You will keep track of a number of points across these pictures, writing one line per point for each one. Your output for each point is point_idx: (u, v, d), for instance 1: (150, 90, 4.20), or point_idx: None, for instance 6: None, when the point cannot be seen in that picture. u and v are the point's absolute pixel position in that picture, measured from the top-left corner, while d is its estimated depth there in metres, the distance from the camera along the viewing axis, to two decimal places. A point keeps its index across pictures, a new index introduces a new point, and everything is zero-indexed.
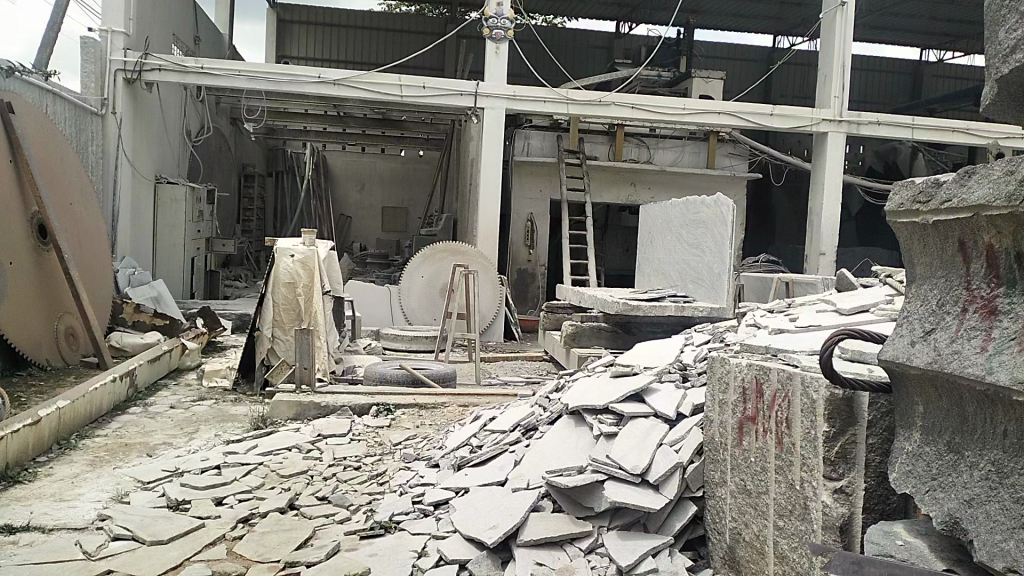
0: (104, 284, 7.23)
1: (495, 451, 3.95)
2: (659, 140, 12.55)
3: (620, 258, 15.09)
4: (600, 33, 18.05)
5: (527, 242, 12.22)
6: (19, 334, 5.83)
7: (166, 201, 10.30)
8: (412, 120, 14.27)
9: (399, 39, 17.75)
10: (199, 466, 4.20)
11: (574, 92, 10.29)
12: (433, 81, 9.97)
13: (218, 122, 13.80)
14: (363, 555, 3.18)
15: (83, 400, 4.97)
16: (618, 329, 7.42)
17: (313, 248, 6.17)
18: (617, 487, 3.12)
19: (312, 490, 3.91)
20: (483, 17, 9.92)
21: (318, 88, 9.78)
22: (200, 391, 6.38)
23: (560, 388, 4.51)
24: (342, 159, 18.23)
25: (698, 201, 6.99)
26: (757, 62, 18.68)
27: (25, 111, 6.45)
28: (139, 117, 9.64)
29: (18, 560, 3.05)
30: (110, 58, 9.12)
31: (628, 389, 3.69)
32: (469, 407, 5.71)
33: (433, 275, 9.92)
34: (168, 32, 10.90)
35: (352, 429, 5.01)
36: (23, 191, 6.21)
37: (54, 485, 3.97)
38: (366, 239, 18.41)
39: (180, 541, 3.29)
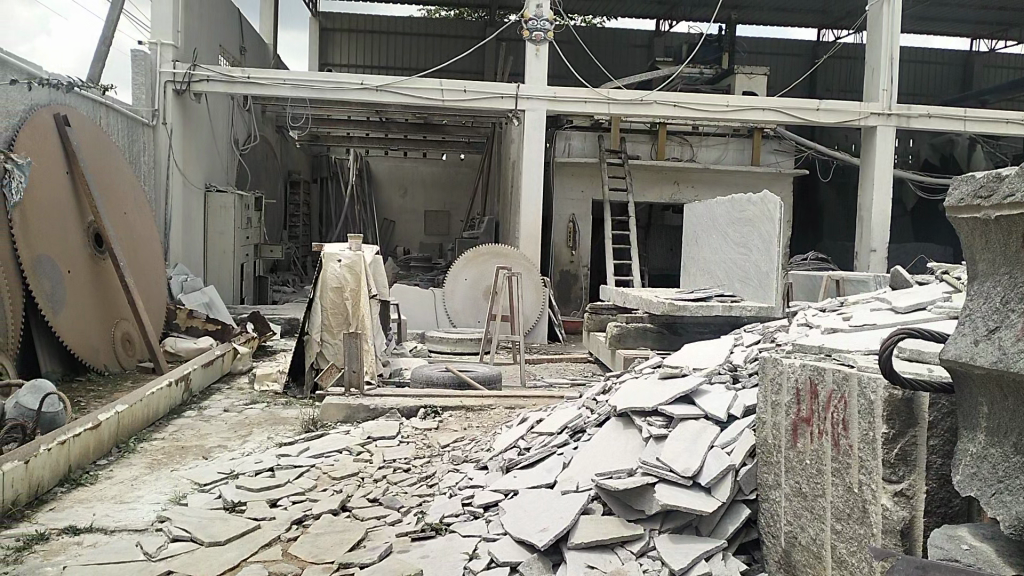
0: (158, 290, 7.41)
1: (544, 453, 3.94)
2: (701, 137, 12.42)
3: (664, 258, 14.96)
4: (639, 32, 17.96)
5: (570, 243, 12.19)
6: (78, 340, 6.01)
7: (216, 209, 10.55)
8: (454, 124, 14.37)
9: (439, 44, 17.92)
10: (254, 468, 4.27)
11: (615, 92, 10.22)
12: (474, 85, 10.01)
13: (264, 130, 14.06)
14: (415, 557, 3.20)
15: (140, 404, 5.11)
16: (664, 330, 7.36)
17: (360, 252, 6.28)
18: (668, 490, 3.09)
19: (363, 492, 3.95)
20: (522, 19, 10.01)
21: (361, 94, 9.88)
22: (253, 393, 6.50)
23: (608, 390, 4.47)
24: (385, 164, 18.46)
25: (744, 199, 6.90)
26: (802, 57, 18.39)
27: (79, 124, 6.63)
28: (188, 127, 9.87)
29: (83, 560, 3.14)
30: (159, 70, 9.34)
31: (677, 391, 3.65)
32: (516, 409, 5.71)
33: (477, 279, 9.98)
34: (215, 43, 11.15)
35: (400, 431, 5.05)
36: (80, 202, 6.40)
37: (114, 487, 4.08)
38: (409, 243, 18.58)
39: (236, 542, 3.35)
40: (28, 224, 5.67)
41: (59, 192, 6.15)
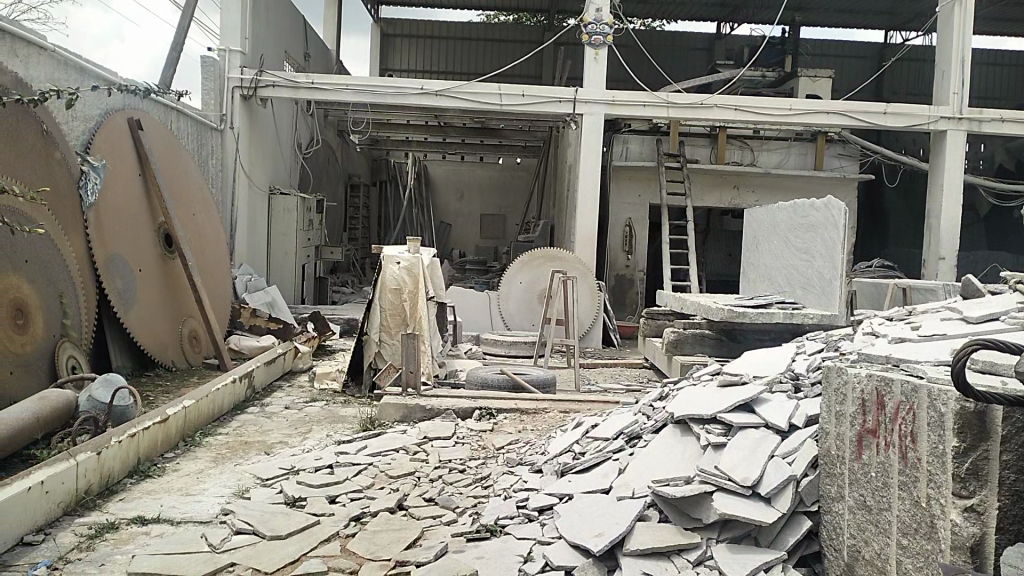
0: (223, 289, 7.63)
1: (599, 459, 3.91)
2: (762, 141, 12.22)
3: (722, 263, 14.75)
4: (700, 35, 17.75)
5: (626, 247, 12.11)
6: (149, 337, 6.23)
7: (279, 211, 10.81)
8: (510, 128, 14.45)
9: (498, 49, 18.04)
10: (314, 465, 4.36)
11: (675, 96, 10.09)
12: (532, 89, 10.01)
13: (326, 134, 14.36)
14: (470, 557, 3.22)
15: (206, 400, 5.26)
16: (723, 337, 7.25)
17: (418, 255, 6.37)
18: (727, 499, 3.04)
19: (419, 491, 4.00)
20: (582, 23, 10.00)
21: (420, 99, 9.99)
22: (313, 391, 6.63)
23: (664, 397, 4.43)
24: (442, 168, 18.66)
25: (807, 204, 6.77)
26: (868, 59, 17.93)
27: (151, 128, 6.89)
28: (254, 131, 10.15)
29: (150, 550, 3.26)
30: (227, 76, 9.61)
31: (737, 399, 3.60)
32: (571, 413, 5.69)
33: (531, 283, 10.01)
34: (280, 49, 11.41)
35: (456, 432, 5.09)
36: (151, 203, 6.65)
37: (181, 480, 4.21)
38: (465, 247, 18.73)
39: (297, 537, 3.42)
40: (103, 224, 5.91)
41: (131, 192, 6.39)
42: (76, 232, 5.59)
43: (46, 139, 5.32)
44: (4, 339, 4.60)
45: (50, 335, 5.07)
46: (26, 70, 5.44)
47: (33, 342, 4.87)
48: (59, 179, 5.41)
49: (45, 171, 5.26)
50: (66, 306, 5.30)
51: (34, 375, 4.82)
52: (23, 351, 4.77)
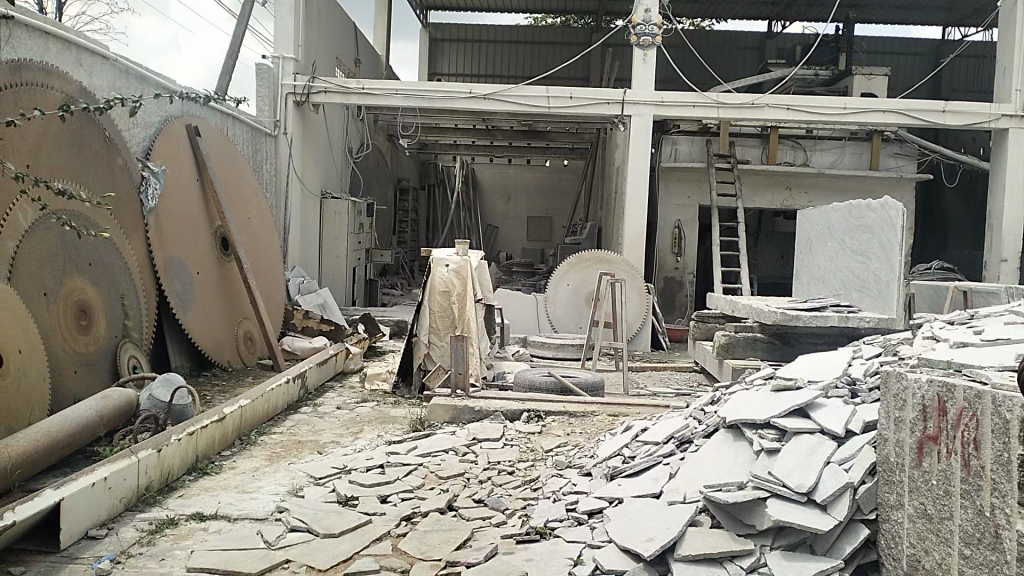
0: (276, 290, 7.79)
1: (649, 463, 3.88)
2: (816, 141, 11.99)
3: (773, 265, 14.49)
4: (750, 34, 17.51)
5: (675, 249, 11.99)
6: (208, 339, 6.39)
7: (331, 214, 11.00)
8: (558, 130, 14.46)
9: (546, 52, 18.06)
10: (365, 465, 4.42)
11: (726, 95, 9.95)
12: (580, 91, 9.97)
13: (376, 139, 14.54)
14: (520, 559, 3.22)
15: (261, 400, 5.37)
16: (776, 340, 7.14)
17: (466, 257, 6.42)
18: (781, 506, 2.99)
19: (469, 493, 4.02)
20: (630, 24, 9.93)
21: (469, 103, 10.04)
22: (363, 392, 6.72)
23: (716, 401, 4.36)
24: (489, 171, 18.76)
25: (864, 205, 6.62)
26: (925, 56, 17.46)
27: (208, 134, 7.08)
28: (307, 137, 10.35)
29: (209, 546, 3.34)
30: (282, 83, 9.81)
31: (791, 404, 3.54)
32: (621, 416, 5.66)
33: (579, 284, 9.99)
34: (332, 55, 11.62)
35: (505, 434, 5.11)
36: (208, 207, 6.82)
37: (237, 477, 4.32)
38: (512, 249, 18.78)
39: (349, 536, 3.47)
40: (163, 228, 6.09)
41: (189, 197, 6.57)
42: (137, 235, 5.77)
43: (109, 146, 5.51)
44: (69, 340, 4.78)
45: (112, 335, 5.25)
46: (90, 79, 5.65)
47: (96, 342, 5.05)
48: (121, 185, 5.60)
49: (109, 178, 5.45)
50: (128, 307, 5.47)
51: (97, 375, 4.99)
52: (87, 351, 4.94)
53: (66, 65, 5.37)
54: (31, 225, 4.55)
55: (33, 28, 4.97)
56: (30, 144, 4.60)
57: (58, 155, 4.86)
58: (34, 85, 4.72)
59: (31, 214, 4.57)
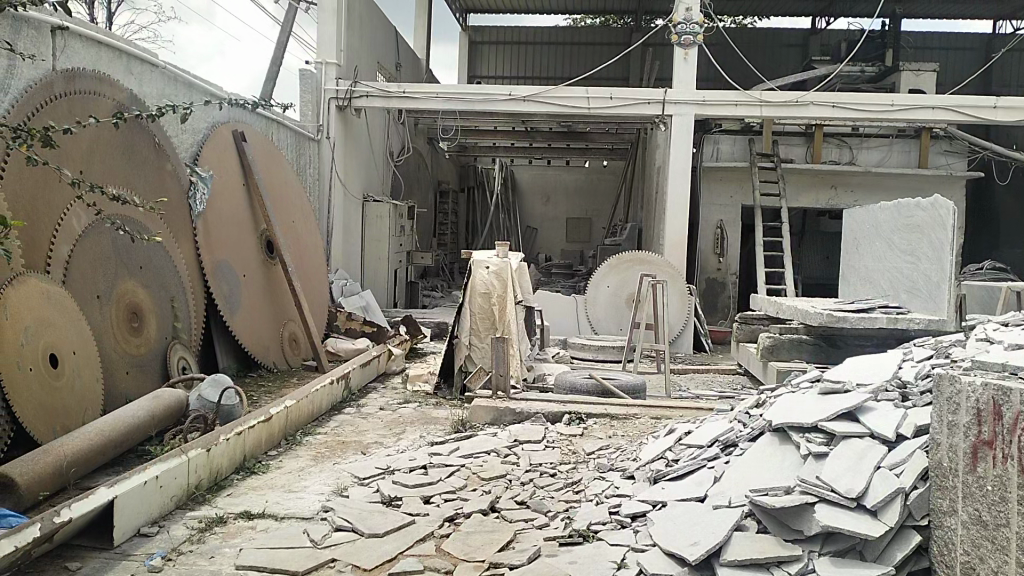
0: (320, 293, 7.90)
1: (693, 466, 3.84)
2: (862, 139, 11.77)
3: (818, 265, 14.24)
4: (793, 31, 17.26)
5: (717, 249, 11.84)
6: (255, 340, 6.50)
7: (373, 217, 11.11)
8: (597, 132, 14.42)
9: (586, 52, 18.03)
10: (408, 465, 4.46)
11: (769, 93, 9.81)
12: (621, 91, 9.93)
13: (417, 142, 14.65)
14: (563, 562, 3.21)
15: (306, 400, 5.45)
16: (822, 342, 7.02)
17: (507, 259, 6.45)
18: (830, 511, 2.94)
19: (511, 494, 4.03)
20: (670, 23, 9.93)
21: (509, 104, 10.06)
22: (406, 393, 6.77)
23: (761, 404, 4.30)
24: (528, 173, 18.78)
25: (912, 203, 6.48)
26: (975, 51, 17.01)
27: (254, 140, 7.21)
28: (349, 141, 10.48)
29: (257, 544, 3.40)
30: (324, 88, 9.94)
31: (840, 408, 3.47)
32: (663, 419, 5.61)
33: (620, 286, 9.95)
34: (374, 60, 11.75)
35: (547, 436, 5.11)
36: (254, 212, 6.95)
37: (283, 477, 4.39)
38: (551, 251, 18.77)
39: (392, 536, 3.50)
40: (210, 232, 6.22)
41: (236, 202, 6.70)
42: (185, 239, 5.89)
43: (158, 152, 5.64)
44: (122, 342, 4.92)
45: (162, 337, 5.38)
46: (140, 86, 5.80)
47: (147, 344, 5.18)
48: (170, 190, 5.73)
49: (159, 183, 5.58)
50: (177, 309, 5.60)
51: (149, 376, 5.12)
52: (139, 352, 5.08)
53: (117, 73, 5.52)
54: (86, 229, 4.69)
55: (86, 38, 5.12)
56: (83, 150, 4.74)
57: (110, 161, 5.00)
58: (87, 93, 4.87)
59: (86, 218, 4.71)
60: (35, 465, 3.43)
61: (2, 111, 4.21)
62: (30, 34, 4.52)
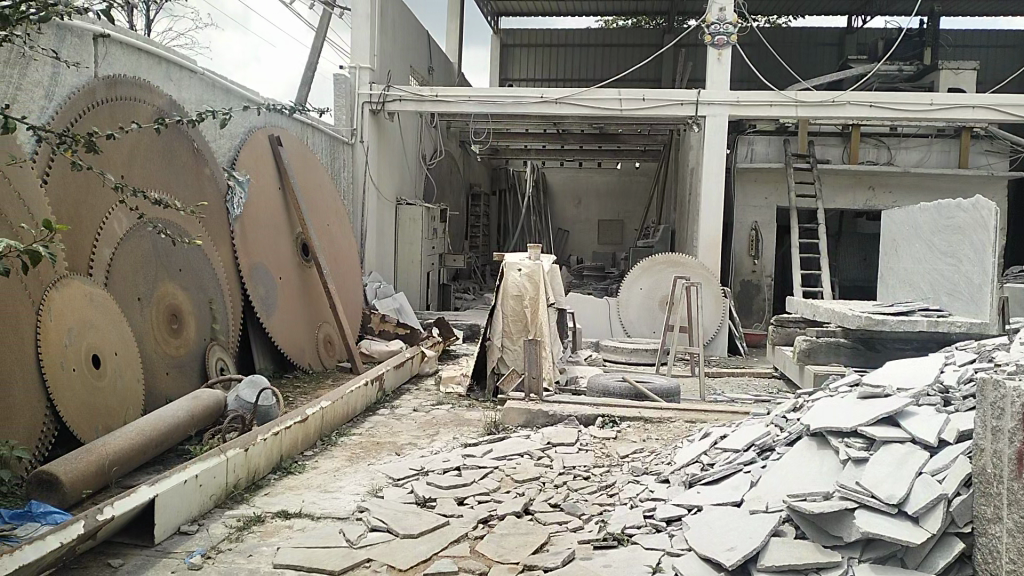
0: (354, 295, 7.97)
1: (730, 471, 3.80)
2: (900, 139, 11.57)
3: (855, 268, 14.01)
4: (829, 30, 17.03)
5: (752, 251, 11.71)
6: (290, 342, 6.58)
7: (406, 220, 11.18)
8: (629, 133, 14.35)
9: (618, 54, 17.97)
10: (442, 467, 4.48)
11: (805, 93, 9.68)
12: (653, 93, 9.87)
13: (449, 145, 14.72)
14: (598, 565, 3.20)
15: (341, 402, 5.50)
16: (860, 345, 6.92)
17: (539, 261, 6.44)
18: (870, 518, 2.90)
19: (545, 497, 4.03)
20: (704, 24, 9.86)
21: (541, 107, 10.06)
22: (439, 394, 6.80)
23: (799, 408, 4.24)
24: (560, 175, 18.77)
25: (953, 204, 6.36)
26: (1017, 48, 16.63)
27: (289, 145, 7.31)
28: (382, 145, 10.57)
29: (294, 543, 3.44)
30: (358, 92, 10.04)
31: (880, 412, 3.41)
32: (698, 423, 5.57)
33: (653, 289, 9.89)
34: (406, 64, 11.84)
35: (580, 439, 5.10)
36: (290, 216, 7.05)
37: (319, 477, 4.44)
38: (582, 253, 18.73)
39: (427, 537, 3.52)
40: (247, 235, 6.32)
41: (273, 206, 6.80)
42: (223, 242, 5.99)
43: (196, 156, 5.75)
44: (161, 343, 5.01)
45: (201, 338, 5.47)
46: (179, 92, 5.91)
47: (186, 345, 5.28)
48: (209, 194, 5.83)
49: (198, 188, 5.68)
50: (215, 311, 5.69)
51: (188, 376, 5.22)
52: (178, 353, 5.17)
53: (157, 79, 5.63)
54: (127, 233, 4.79)
55: (127, 45, 5.23)
56: (124, 155, 4.84)
57: (150, 166, 5.10)
58: (128, 99, 4.97)
59: (127, 222, 4.81)
60: (78, 464, 3.51)
61: (47, 117, 4.32)
62: (73, 42, 4.63)
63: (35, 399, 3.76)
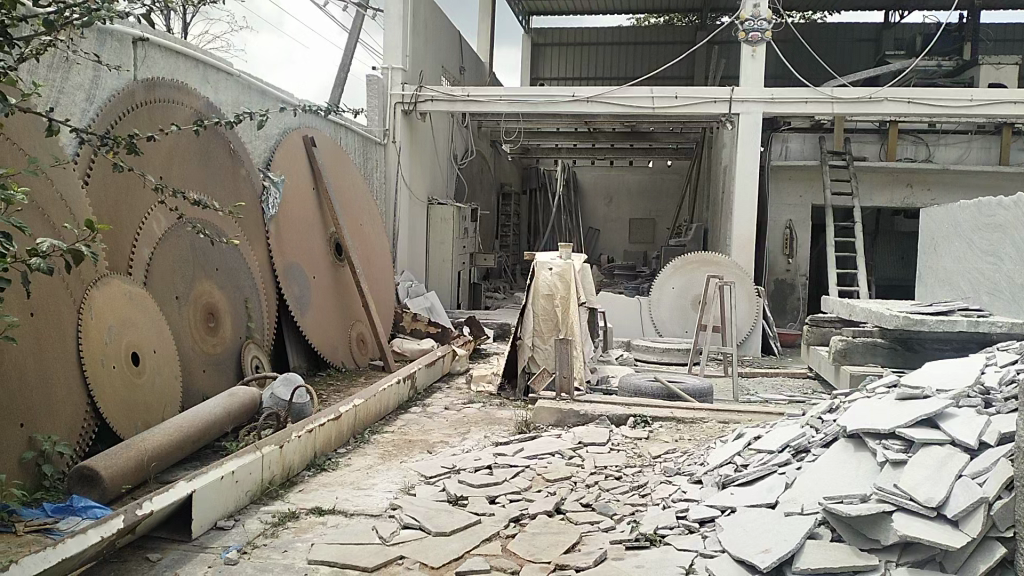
0: (385, 294, 8.02)
1: (763, 472, 3.76)
2: (939, 135, 11.35)
3: (892, 267, 13.76)
4: (866, 25, 16.76)
5: (786, 250, 11.57)
6: (323, 340, 6.65)
7: (437, 220, 11.24)
8: (661, 131, 14.26)
9: (650, 52, 17.88)
10: (474, 465, 4.50)
11: (841, 89, 9.54)
12: (686, 90, 9.79)
13: (480, 145, 14.75)
14: (630, 565, 3.19)
15: (373, 400, 5.55)
16: (898, 346, 6.80)
17: (570, 260, 6.43)
18: (908, 520, 2.85)
19: (576, 496, 4.03)
20: (737, 21, 9.74)
21: (572, 106, 10.04)
22: (470, 393, 6.83)
23: (834, 409, 4.19)
24: (591, 174, 18.71)
25: (995, 202, 6.24)
26: None
27: (323, 145, 7.40)
28: (414, 145, 10.63)
29: (327, 539, 3.48)
30: (390, 92, 10.11)
31: (918, 414, 3.35)
32: (731, 423, 5.52)
33: (685, 288, 9.81)
34: (438, 65, 11.89)
35: (612, 438, 5.09)
36: (324, 215, 7.12)
37: (353, 474, 4.49)
38: (613, 251, 18.66)
39: (459, 535, 3.54)
40: (283, 234, 6.40)
41: (307, 206, 6.88)
42: (259, 242, 6.07)
43: (233, 157, 5.83)
44: (198, 341, 5.10)
45: (237, 336, 5.55)
46: (216, 94, 6.01)
47: (222, 343, 5.36)
48: (245, 194, 5.91)
49: (234, 189, 5.77)
50: (251, 310, 5.77)
51: (224, 374, 5.30)
52: (214, 351, 5.26)
53: (195, 82, 5.73)
54: (166, 233, 4.89)
55: (165, 47, 5.33)
56: (162, 156, 4.93)
57: (188, 166, 5.19)
58: (166, 101, 5.06)
59: (166, 222, 4.90)
60: (118, 459, 3.58)
61: (88, 120, 4.43)
62: (113, 46, 4.73)
63: (77, 396, 3.85)
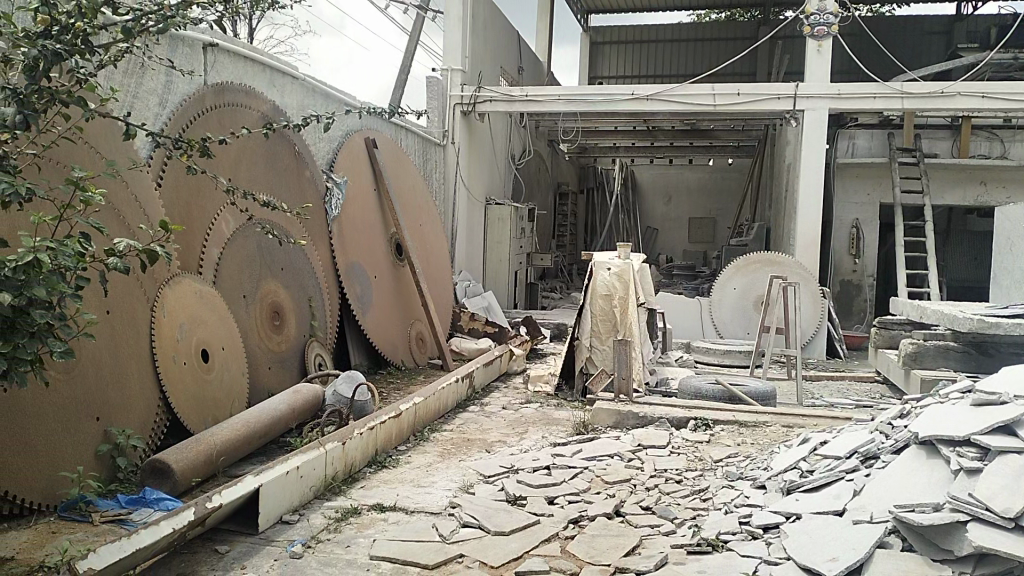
0: (443, 294, 8.10)
1: (830, 478, 3.65)
2: (1016, 131, 10.89)
3: (965, 267, 13.25)
4: (937, 17, 16.20)
5: (852, 250, 11.23)
6: (383, 339, 6.74)
7: (494, 220, 11.29)
8: (721, 129, 14.03)
9: (710, 48, 17.62)
10: (532, 465, 4.50)
11: (910, 84, 9.22)
12: (749, 87, 9.59)
13: (537, 145, 14.76)
14: (691, 570, 3.14)
15: (432, 399, 5.60)
16: (971, 349, 6.56)
17: (628, 260, 6.37)
18: (985, 531, 2.76)
19: (636, 499, 3.99)
20: (802, 15, 9.46)
21: (631, 105, 9.94)
22: (528, 392, 6.84)
23: (904, 415, 4.05)
24: (649, 173, 18.54)
25: None
26: None
27: (384, 146, 7.51)
28: (473, 145, 10.69)
29: (389, 535, 3.53)
30: (450, 94, 10.19)
31: (996, 420, 3.23)
32: (794, 427, 5.40)
33: (747, 288, 9.62)
34: (496, 65, 11.93)
35: (672, 441, 5.02)
36: (384, 215, 7.23)
37: (413, 471, 4.54)
38: (672, 251, 18.48)
39: (518, 535, 3.55)
40: (345, 234, 6.52)
41: (368, 206, 6.99)
42: (322, 242, 6.19)
43: (298, 159, 5.96)
44: (264, 338, 5.23)
45: (300, 334, 5.67)
46: (282, 98, 6.15)
47: (286, 342, 5.49)
48: (309, 195, 6.04)
49: (298, 190, 5.89)
50: (314, 309, 5.89)
51: (288, 372, 5.43)
52: (279, 349, 5.39)
53: (262, 85, 5.88)
54: (234, 233, 5.02)
55: (234, 52, 5.47)
56: (231, 159, 5.08)
57: (254, 169, 5.33)
58: (234, 105, 5.21)
59: (234, 223, 5.04)
60: (188, 453, 3.71)
61: (161, 123, 4.59)
62: (185, 51, 4.89)
63: (149, 391, 4.00)
